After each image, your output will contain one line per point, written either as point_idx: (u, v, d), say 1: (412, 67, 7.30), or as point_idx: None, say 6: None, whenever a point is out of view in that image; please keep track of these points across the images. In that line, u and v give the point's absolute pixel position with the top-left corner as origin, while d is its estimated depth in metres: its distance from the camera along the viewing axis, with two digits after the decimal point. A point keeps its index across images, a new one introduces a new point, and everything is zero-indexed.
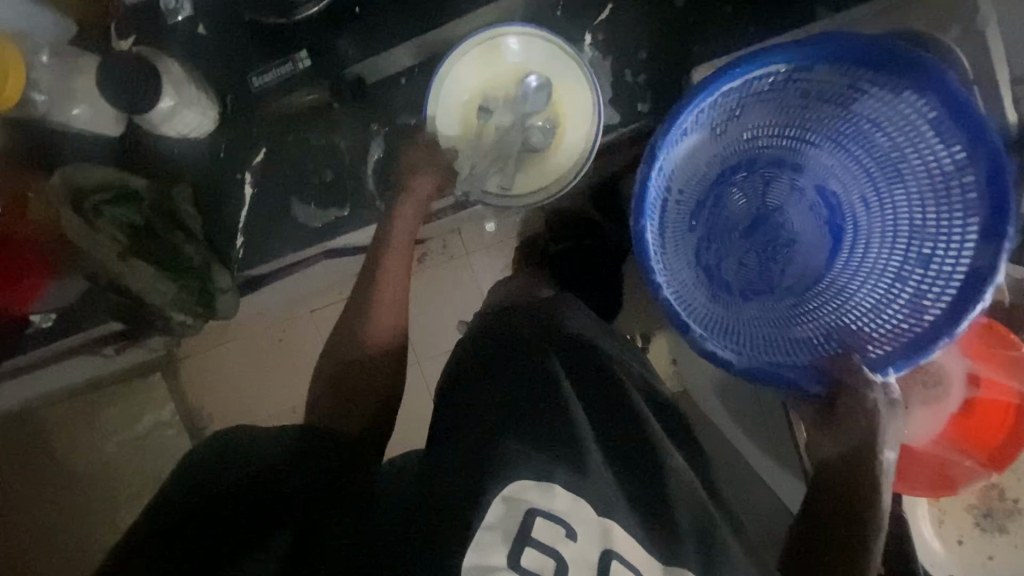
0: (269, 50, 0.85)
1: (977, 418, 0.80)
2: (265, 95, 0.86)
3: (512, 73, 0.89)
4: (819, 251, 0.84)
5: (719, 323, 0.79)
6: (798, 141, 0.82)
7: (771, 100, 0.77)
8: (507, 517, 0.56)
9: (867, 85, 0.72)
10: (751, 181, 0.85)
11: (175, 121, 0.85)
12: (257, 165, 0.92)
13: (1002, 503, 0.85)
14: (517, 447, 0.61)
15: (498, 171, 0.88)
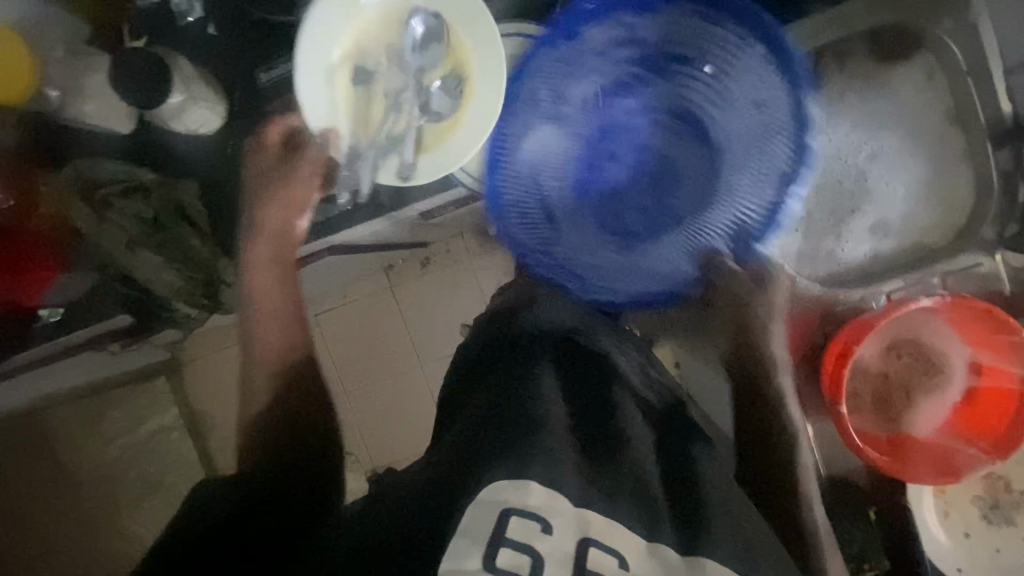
0: (278, 48, 0.89)
1: (979, 406, 0.80)
2: (276, 90, 0.89)
3: (385, 19, 0.73)
4: (706, 167, 0.80)
5: (616, 269, 0.81)
6: (652, 76, 0.80)
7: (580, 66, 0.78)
8: (481, 520, 0.54)
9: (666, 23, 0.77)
10: (605, 133, 0.82)
11: (185, 117, 0.87)
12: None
13: (1010, 495, 0.84)
14: (489, 449, 0.60)
15: (397, 147, 0.73)
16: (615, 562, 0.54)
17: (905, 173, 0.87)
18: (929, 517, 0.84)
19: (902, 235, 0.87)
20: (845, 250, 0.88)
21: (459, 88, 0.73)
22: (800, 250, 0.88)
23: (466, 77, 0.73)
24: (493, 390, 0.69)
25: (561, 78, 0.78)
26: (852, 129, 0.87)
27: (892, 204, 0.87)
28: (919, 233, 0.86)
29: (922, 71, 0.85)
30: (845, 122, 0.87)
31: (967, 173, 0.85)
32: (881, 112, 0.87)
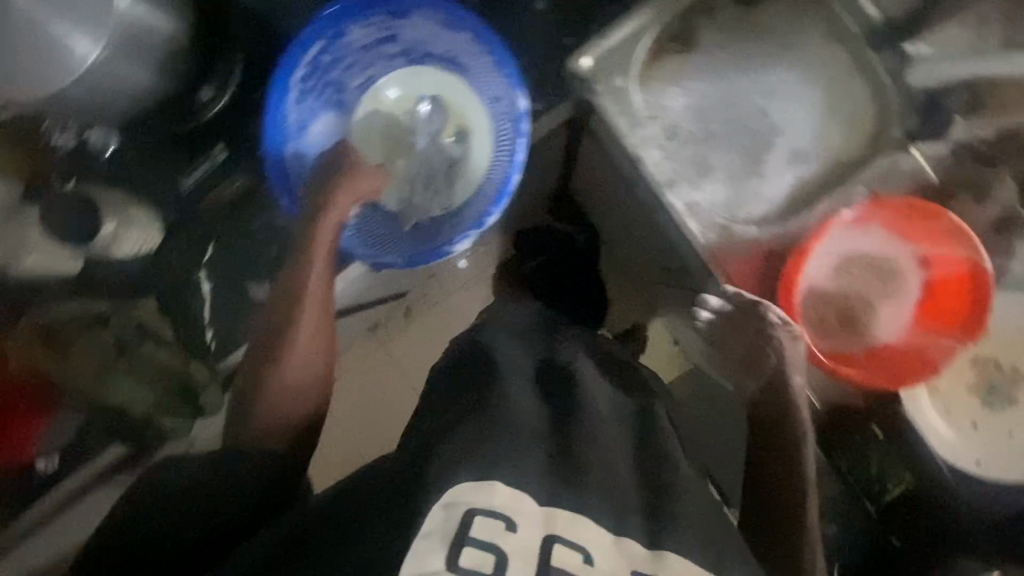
0: (185, 153, 0.93)
1: (940, 298, 0.79)
2: (200, 193, 0.94)
3: (402, 92, 0.86)
4: (471, 141, 0.86)
5: (395, 235, 0.85)
6: (397, 57, 0.84)
7: (368, 58, 0.84)
8: (448, 520, 0.55)
9: (390, 21, 0.81)
10: (399, 110, 0.86)
11: (123, 243, 0.91)
12: (209, 260, 0.97)
13: (1005, 374, 0.83)
14: (460, 453, 0.60)
15: (418, 193, 0.86)
16: (579, 557, 0.57)
17: (803, 100, 0.90)
18: (932, 417, 0.83)
19: (817, 157, 0.89)
20: (768, 186, 0.90)
21: (462, 141, 0.86)
22: (726, 199, 0.90)
23: (464, 136, 0.86)
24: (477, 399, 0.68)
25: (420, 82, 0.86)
26: (740, 74, 0.90)
27: (800, 131, 0.90)
28: (832, 150, 0.88)
29: (786, 5, 0.89)
30: (731, 70, 0.91)
31: (861, 82, 0.87)
32: (763, 50, 0.90)
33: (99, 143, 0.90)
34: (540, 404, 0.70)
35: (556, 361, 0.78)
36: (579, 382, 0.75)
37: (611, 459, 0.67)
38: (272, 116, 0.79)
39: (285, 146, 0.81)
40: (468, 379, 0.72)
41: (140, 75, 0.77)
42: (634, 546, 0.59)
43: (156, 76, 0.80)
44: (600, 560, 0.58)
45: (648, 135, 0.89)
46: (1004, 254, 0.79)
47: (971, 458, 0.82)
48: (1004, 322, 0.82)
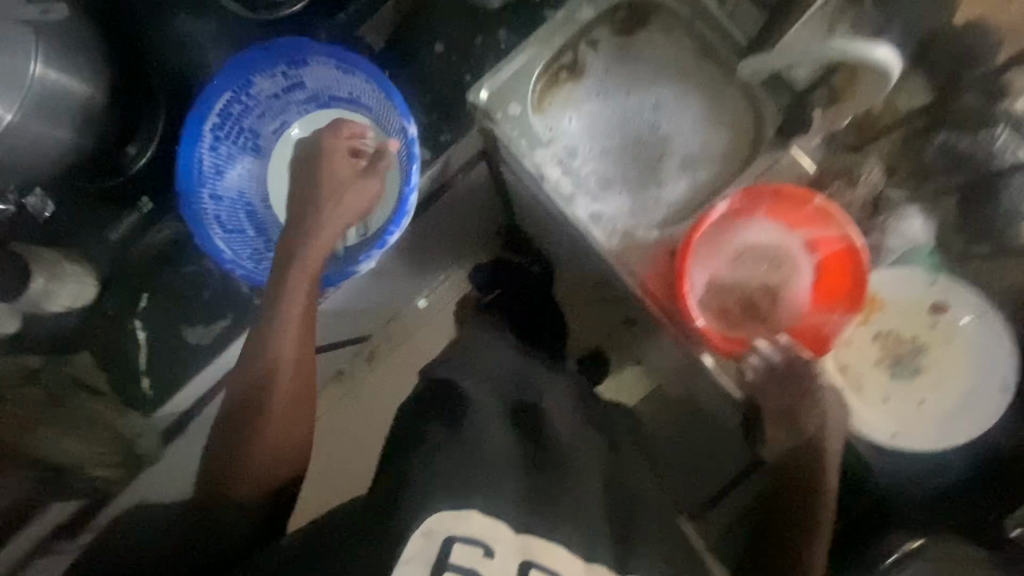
0: (114, 207, 0.98)
1: (829, 275, 0.84)
2: (129, 244, 0.99)
3: (315, 131, 0.92)
4: None
5: None
6: (304, 102, 0.91)
7: (276, 105, 0.90)
8: (427, 547, 0.61)
9: (291, 69, 0.87)
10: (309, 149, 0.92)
11: (56, 298, 0.94)
12: (143, 309, 1.00)
13: (908, 347, 0.85)
14: (437, 484, 0.64)
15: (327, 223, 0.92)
16: None
17: (688, 111, 0.97)
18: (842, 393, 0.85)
19: (707, 160, 0.96)
20: (667, 191, 0.97)
21: None
22: (628, 206, 0.96)
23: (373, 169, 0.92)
24: (448, 428, 0.70)
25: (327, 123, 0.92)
26: (629, 93, 0.98)
27: (689, 139, 0.97)
28: (719, 153, 0.96)
29: (659, 30, 0.98)
30: (619, 90, 0.99)
31: (736, 91, 0.95)
32: (646, 70, 0.98)
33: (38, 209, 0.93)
34: (508, 435, 0.71)
35: (527, 399, 0.77)
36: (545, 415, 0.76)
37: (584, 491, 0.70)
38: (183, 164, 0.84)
39: (199, 190, 0.85)
40: (433, 415, 0.72)
41: (60, 133, 0.83)
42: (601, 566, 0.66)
43: (77, 134, 0.85)
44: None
45: (548, 155, 0.96)
46: (881, 234, 0.84)
47: (886, 431, 0.83)
48: (899, 295, 0.85)
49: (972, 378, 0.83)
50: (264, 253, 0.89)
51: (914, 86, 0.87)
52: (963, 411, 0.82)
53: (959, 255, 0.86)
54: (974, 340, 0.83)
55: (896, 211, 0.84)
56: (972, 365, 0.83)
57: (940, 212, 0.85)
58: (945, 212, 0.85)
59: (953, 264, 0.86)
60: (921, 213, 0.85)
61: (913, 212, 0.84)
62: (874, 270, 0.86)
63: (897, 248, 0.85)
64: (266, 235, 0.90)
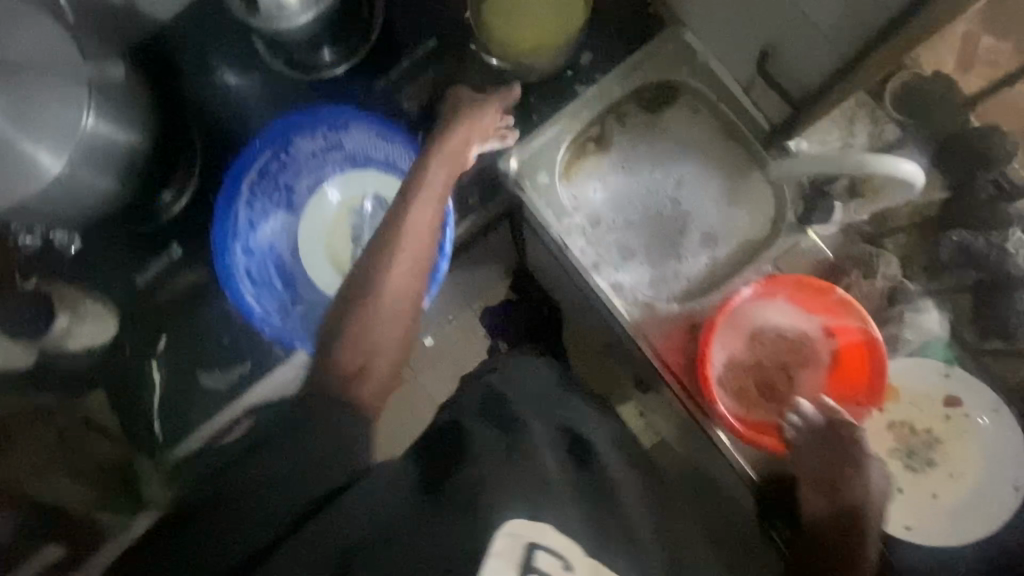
0: (140, 250, 0.99)
1: (844, 364, 0.86)
2: (155, 288, 1.00)
3: (351, 193, 0.95)
4: None
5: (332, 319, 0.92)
6: (342, 164, 0.94)
7: (314, 166, 0.93)
8: (511, 550, 0.58)
9: (332, 133, 0.91)
10: (343, 210, 0.95)
11: (75, 338, 0.94)
12: (161, 350, 1.01)
13: (920, 438, 0.86)
14: (510, 492, 0.62)
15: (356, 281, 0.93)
16: None
17: (710, 190, 1.00)
18: None
19: (728, 239, 0.98)
20: (687, 265, 0.99)
21: None
22: (648, 277, 0.98)
23: None
24: (496, 428, 0.71)
25: (362, 185, 0.95)
26: (653, 167, 1.01)
27: (711, 215, 1.00)
28: (741, 232, 0.98)
29: (687, 108, 1.01)
30: (644, 164, 1.02)
31: (759, 173, 0.98)
32: (672, 147, 1.01)
33: (65, 245, 0.97)
34: (551, 448, 0.72)
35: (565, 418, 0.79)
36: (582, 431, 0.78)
37: (637, 522, 0.70)
38: (218, 218, 0.85)
39: (232, 246, 0.87)
40: (478, 420, 0.72)
41: (101, 180, 0.82)
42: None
43: (117, 182, 0.85)
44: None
45: (573, 225, 0.98)
46: (898, 325, 0.86)
47: (901, 524, 0.84)
48: (913, 386, 0.87)
49: (986, 472, 0.83)
50: (290, 308, 0.91)
51: (933, 184, 0.90)
52: (977, 506, 0.83)
53: (973, 348, 0.89)
54: (987, 434, 0.85)
55: (914, 304, 0.86)
56: (985, 459, 0.84)
57: (953, 304, 0.89)
58: (959, 305, 0.89)
59: (966, 355, 0.89)
60: (935, 305, 0.88)
61: (926, 305, 0.86)
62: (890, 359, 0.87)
63: (912, 339, 0.86)
64: (294, 290, 0.92)
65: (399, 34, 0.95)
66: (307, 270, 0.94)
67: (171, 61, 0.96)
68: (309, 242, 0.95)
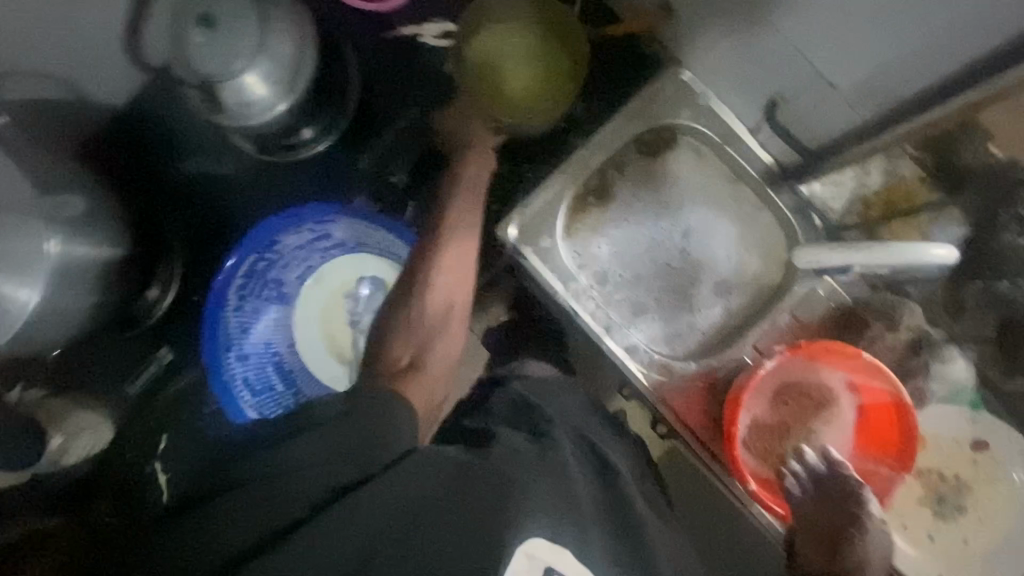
0: (129, 357, 0.94)
1: (873, 422, 0.83)
2: (150, 393, 0.95)
3: (345, 280, 0.89)
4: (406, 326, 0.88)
5: None
6: (332, 252, 0.88)
7: (303, 257, 0.87)
8: (533, 571, 0.55)
9: (321, 223, 0.86)
10: (338, 299, 0.89)
11: (71, 452, 0.91)
12: (162, 452, 0.94)
13: (950, 485, 0.85)
14: (543, 505, 0.59)
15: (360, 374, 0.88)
16: None
17: (719, 237, 0.95)
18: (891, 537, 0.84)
19: (749, 293, 0.94)
20: (702, 318, 0.94)
21: None
22: (663, 334, 0.94)
23: None
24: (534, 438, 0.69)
25: (356, 272, 0.89)
26: (659, 217, 0.96)
27: (722, 264, 0.95)
28: (755, 280, 0.94)
29: (692, 151, 0.95)
30: (647, 215, 0.96)
31: (769, 216, 0.94)
32: (675, 193, 0.96)
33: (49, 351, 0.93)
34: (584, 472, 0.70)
35: (592, 437, 0.76)
36: (607, 451, 0.75)
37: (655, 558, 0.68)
38: (211, 323, 0.83)
39: (225, 355, 0.83)
40: (511, 428, 0.70)
41: (83, 301, 0.75)
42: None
43: (98, 296, 0.77)
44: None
45: (581, 287, 0.94)
46: (923, 377, 0.85)
47: (934, 571, 0.84)
48: (942, 433, 0.86)
49: (1016, 516, 0.84)
50: (293, 412, 0.86)
51: (958, 223, 0.85)
52: (1005, 551, 0.83)
53: (999, 388, 0.86)
54: (1017, 478, 0.84)
55: (934, 353, 0.85)
56: (1017, 504, 0.84)
57: (978, 351, 0.86)
58: (982, 347, 0.86)
59: (991, 397, 0.86)
60: (958, 351, 0.86)
61: (954, 352, 0.85)
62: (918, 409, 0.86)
63: (938, 387, 0.85)
64: (295, 390, 0.87)
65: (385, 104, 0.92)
66: (306, 367, 0.88)
67: (143, 147, 0.89)
68: (306, 336, 0.88)
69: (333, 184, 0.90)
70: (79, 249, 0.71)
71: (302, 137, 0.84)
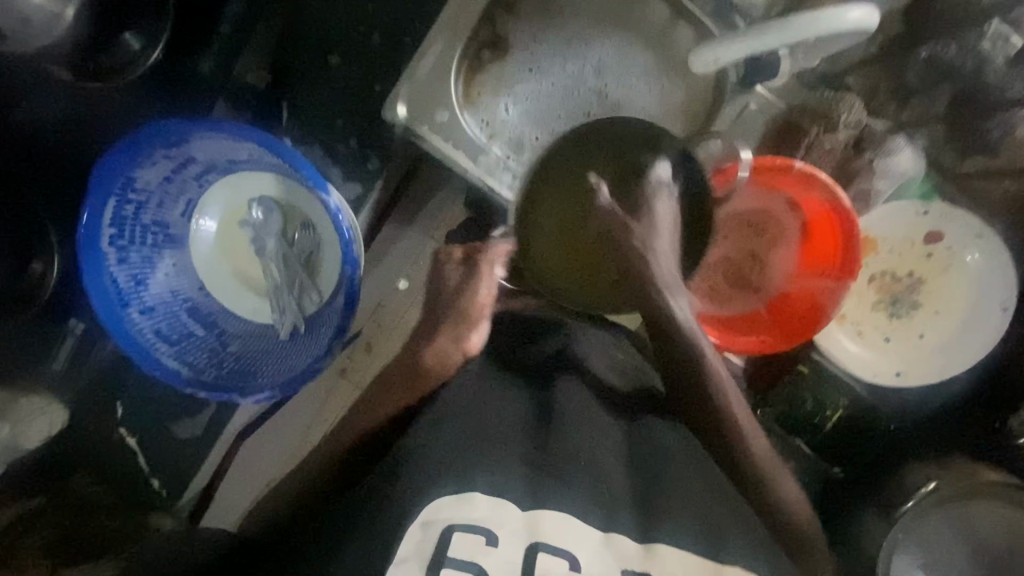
0: (44, 331, 0.87)
1: (818, 234, 0.77)
2: (77, 366, 0.89)
3: (232, 205, 0.81)
4: (309, 236, 0.81)
5: (271, 348, 0.83)
6: (206, 175, 0.80)
7: (176, 188, 0.79)
8: (423, 544, 0.51)
9: (172, 148, 0.74)
10: (231, 224, 0.82)
11: (26, 438, 0.84)
12: (123, 416, 0.91)
13: (902, 283, 0.83)
14: (441, 456, 0.55)
15: (278, 300, 0.82)
16: (565, 564, 0.51)
17: (634, 68, 0.84)
18: (845, 345, 0.83)
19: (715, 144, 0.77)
20: None
21: (308, 239, 0.81)
22: None
23: (307, 232, 0.81)
24: (486, 369, 0.64)
25: (240, 190, 0.81)
26: (565, 61, 0.84)
27: (642, 96, 0.84)
28: (683, 107, 0.83)
29: None
30: (554, 60, 0.84)
31: (689, 31, 0.81)
32: (579, 29, 0.84)
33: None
34: (515, 397, 0.62)
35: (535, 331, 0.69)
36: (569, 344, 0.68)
37: (602, 448, 0.59)
38: (92, 288, 0.74)
39: (125, 312, 0.77)
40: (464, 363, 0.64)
41: None
42: (625, 542, 0.53)
43: None
44: (588, 568, 0.52)
45: (494, 160, 0.82)
46: (869, 177, 0.77)
47: (891, 371, 0.82)
48: (894, 232, 0.80)
49: (973, 305, 0.80)
50: (222, 352, 0.82)
51: None
52: (967, 338, 0.80)
53: (951, 173, 0.80)
54: (973, 265, 0.80)
55: (881, 147, 0.76)
56: (972, 292, 0.80)
57: (928, 134, 0.78)
58: (932, 130, 0.78)
59: (943, 183, 0.80)
60: (907, 140, 0.77)
61: (901, 143, 0.76)
62: (864, 214, 0.80)
63: (887, 187, 0.78)
64: (216, 331, 0.82)
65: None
66: (221, 305, 0.82)
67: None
68: (210, 271, 0.82)
69: (189, 99, 0.79)
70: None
71: (128, 48, 0.71)
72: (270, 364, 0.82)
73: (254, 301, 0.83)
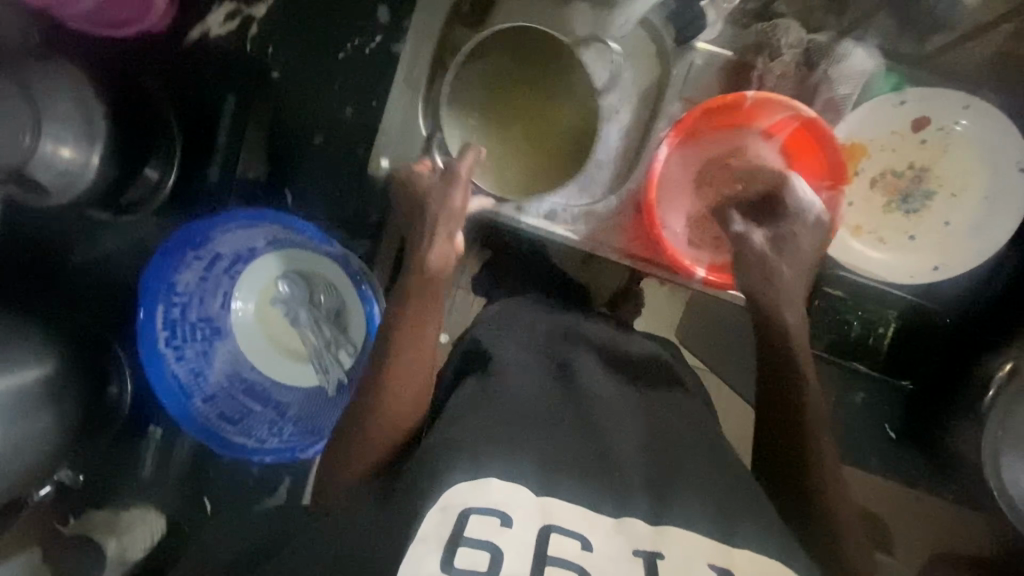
0: (129, 446, 0.95)
1: (797, 154, 0.78)
2: (161, 472, 0.96)
3: (262, 283, 0.89)
4: (336, 294, 0.89)
5: (322, 401, 0.89)
6: (232, 263, 0.87)
7: (211, 282, 0.87)
8: (443, 525, 0.46)
9: (200, 248, 0.84)
10: (264, 300, 0.89)
11: (131, 548, 0.91)
12: (210, 513, 0.96)
13: (908, 178, 0.80)
14: (474, 436, 0.52)
15: (321, 357, 0.89)
16: (578, 546, 0.46)
17: None
18: (870, 258, 0.81)
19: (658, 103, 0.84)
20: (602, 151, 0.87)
21: (335, 294, 0.89)
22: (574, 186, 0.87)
23: (334, 289, 0.89)
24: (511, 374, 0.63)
25: (264, 268, 0.89)
26: None
27: None
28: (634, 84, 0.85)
29: None
30: None
31: None
32: None
33: (71, 480, 0.91)
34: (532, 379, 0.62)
35: (545, 328, 0.71)
36: (578, 337, 0.70)
37: (598, 429, 0.56)
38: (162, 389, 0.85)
39: (191, 402, 0.86)
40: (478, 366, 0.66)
41: (43, 422, 0.75)
42: (636, 523, 0.48)
43: (56, 415, 0.77)
44: (601, 547, 0.47)
45: None
46: (827, 86, 0.77)
47: (929, 267, 0.79)
48: (878, 131, 0.79)
49: (989, 177, 0.78)
50: (282, 420, 0.89)
51: None
52: (991, 209, 0.77)
53: (916, 58, 0.80)
54: (969, 135, 0.78)
55: (832, 56, 0.76)
56: (980, 164, 0.78)
57: (876, 31, 0.79)
58: (880, 25, 0.79)
59: (913, 69, 0.79)
60: (856, 42, 0.78)
61: (851, 45, 0.77)
62: (840, 122, 0.79)
63: (853, 90, 0.77)
64: (271, 404, 0.89)
65: (199, 95, 0.87)
66: (270, 377, 0.89)
67: (27, 248, 0.86)
68: (258, 347, 0.89)
69: (203, 207, 0.90)
70: (5, 384, 0.70)
71: (148, 179, 0.84)
72: (324, 416, 0.88)
73: (301, 363, 0.90)
